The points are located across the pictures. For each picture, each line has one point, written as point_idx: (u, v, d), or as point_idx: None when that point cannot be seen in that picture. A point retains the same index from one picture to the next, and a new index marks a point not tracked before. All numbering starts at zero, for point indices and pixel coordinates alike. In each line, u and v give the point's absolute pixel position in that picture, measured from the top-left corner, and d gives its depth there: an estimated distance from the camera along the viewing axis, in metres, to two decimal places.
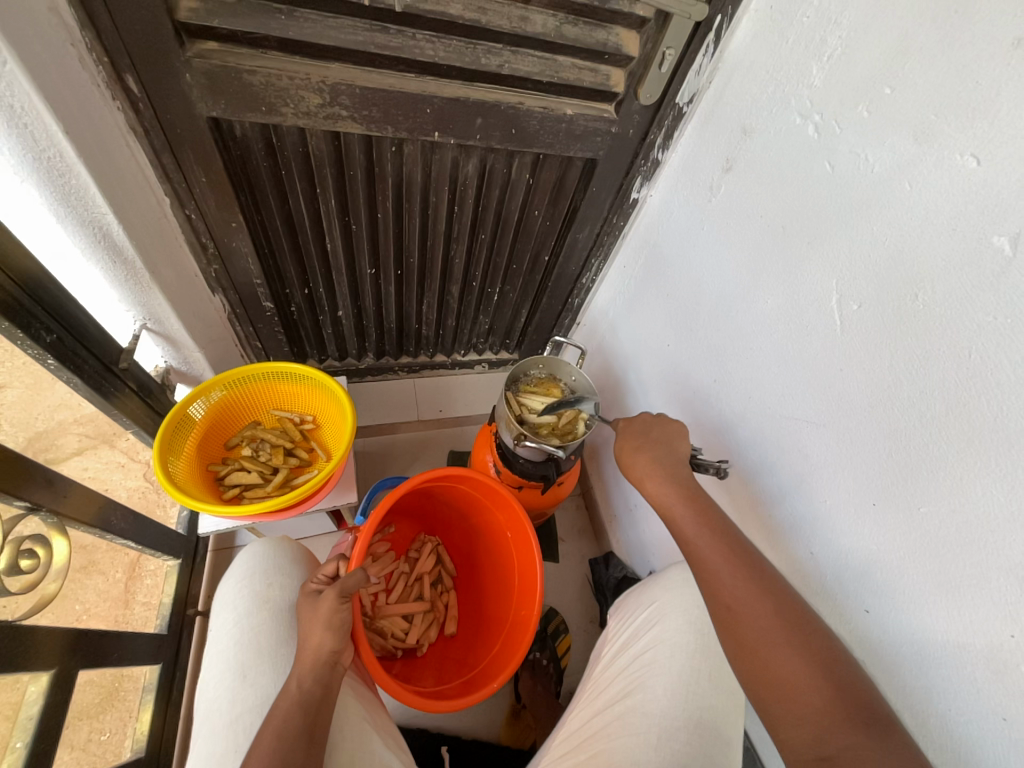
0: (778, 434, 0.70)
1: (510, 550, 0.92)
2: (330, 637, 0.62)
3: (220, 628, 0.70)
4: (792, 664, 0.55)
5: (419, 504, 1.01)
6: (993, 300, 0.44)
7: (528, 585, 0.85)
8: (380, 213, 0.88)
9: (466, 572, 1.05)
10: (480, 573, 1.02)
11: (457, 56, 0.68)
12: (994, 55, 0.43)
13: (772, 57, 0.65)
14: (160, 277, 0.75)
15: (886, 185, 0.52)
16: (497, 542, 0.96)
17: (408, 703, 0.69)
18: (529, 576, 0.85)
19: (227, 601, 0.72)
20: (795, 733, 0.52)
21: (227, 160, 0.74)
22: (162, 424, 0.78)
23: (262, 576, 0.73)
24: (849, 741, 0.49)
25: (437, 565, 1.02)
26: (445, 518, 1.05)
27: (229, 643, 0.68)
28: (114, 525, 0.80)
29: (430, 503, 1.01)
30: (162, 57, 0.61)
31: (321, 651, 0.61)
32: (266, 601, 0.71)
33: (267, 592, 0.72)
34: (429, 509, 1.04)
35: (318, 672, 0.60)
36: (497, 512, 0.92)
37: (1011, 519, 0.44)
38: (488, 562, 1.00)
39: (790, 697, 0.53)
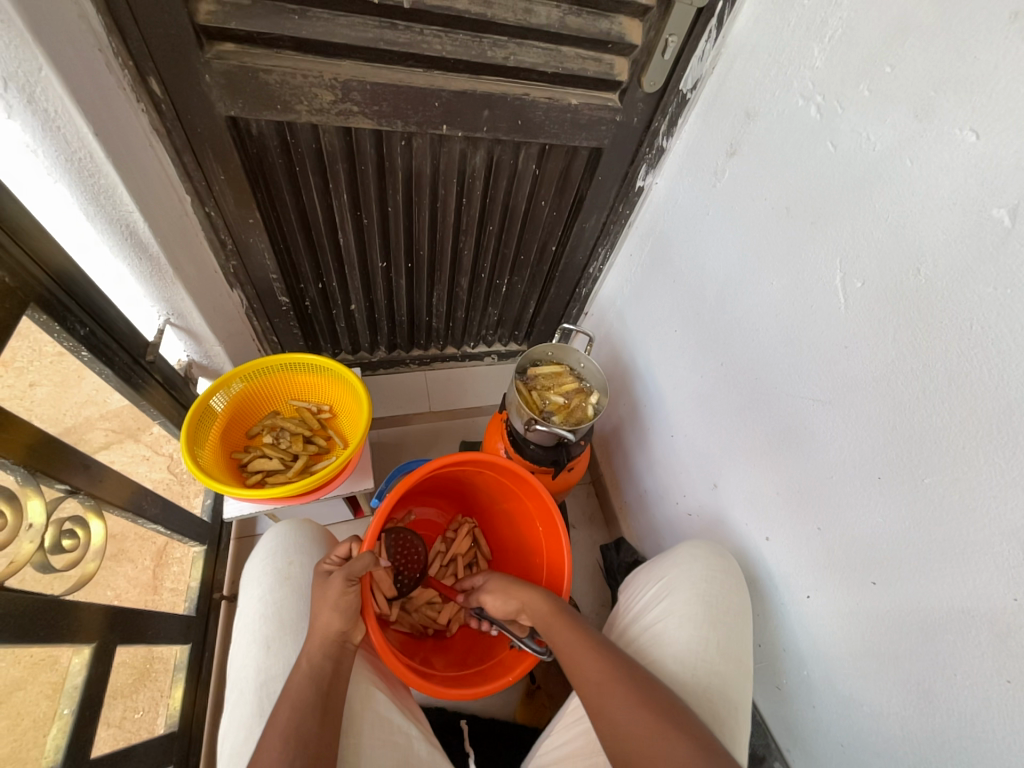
0: (782, 413, 0.71)
1: (540, 540, 0.92)
2: (337, 618, 0.65)
3: (247, 600, 0.73)
4: (659, 733, 0.56)
5: (457, 487, 1.03)
6: (993, 272, 0.45)
7: (557, 574, 0.86)
8: (390, 207, 0.90)
9: (500, 555, 1.06)
10: (510, 556, 1.03)
11: (463, 49, 0.70)
12: (993, 30, 0.43)
13: (775, 40, 0.65)
14: (183, 273, 0.79)
15: (886, 162, 0.53)
16: (527, 531, 0.97)
17: (416, 685, 0.69)
18: (558, 560, 0.86)
19: (253, 575, 0.76)
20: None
21: (244, 158, 0.77)
22: (188, 414, 0.81)
23: (283, 553, 0.76)
24: None
25: (473, 547, 1.04)
26: (480, 501, 1.06)
27: (254, 614, 0.71)
28: (145, 510, 0.83)
29: (462, 486, 1.03)
30: (184, 59, 0.64)
31: (329, 630, 0.64)
32: (288, 577, 0.74)
33: (288, 569, 0.75)
34: (463, 491, 1.06)
35: (327, 649, 0.64)
36: (528, 497, 0.92)
37: (1012, 484, 0.45)
38: (517, 545, 1.01)
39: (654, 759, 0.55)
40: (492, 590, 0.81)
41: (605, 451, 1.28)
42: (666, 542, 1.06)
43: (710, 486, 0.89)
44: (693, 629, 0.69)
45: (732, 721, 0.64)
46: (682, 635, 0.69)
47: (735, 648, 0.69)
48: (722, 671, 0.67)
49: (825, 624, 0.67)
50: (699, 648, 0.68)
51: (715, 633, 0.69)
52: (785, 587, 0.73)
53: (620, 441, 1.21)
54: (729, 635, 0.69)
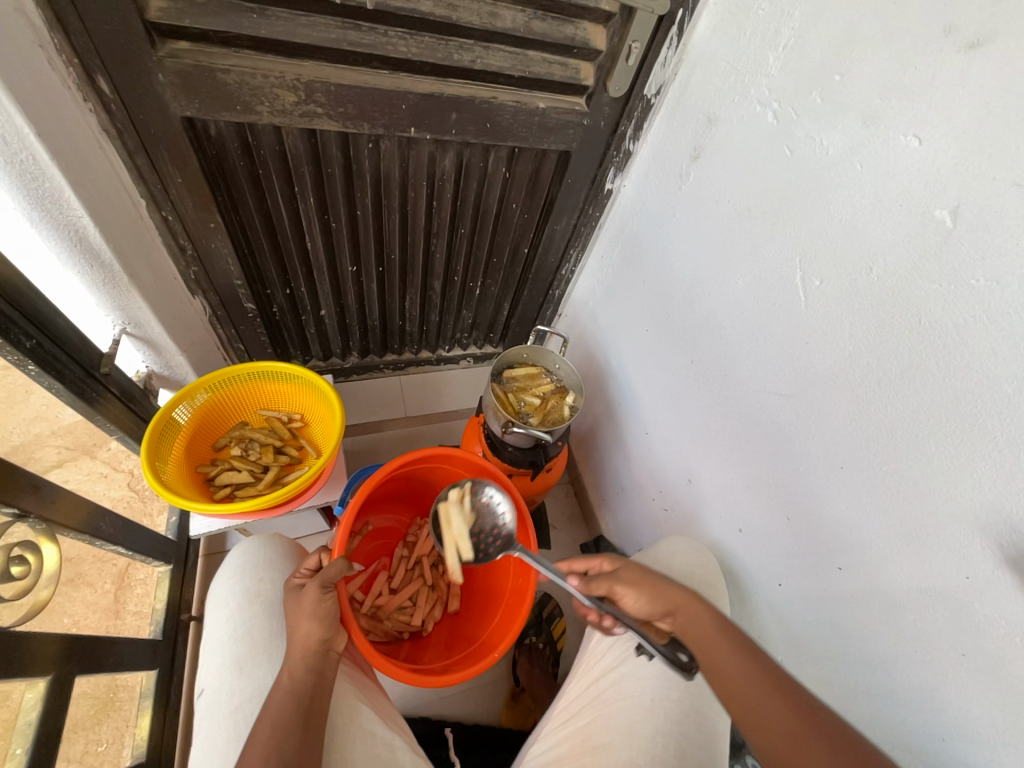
0: (750, 408, 0.73)
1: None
2: (318, 627, 0.63)
3: (214, 625, 0.70)
4: None
5: (415, 490, 1.01)
6: (937, 269, 0.48)
7: (523, 552, 0.86)
8: (359, 210, 0.89)
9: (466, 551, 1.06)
10: (476, 551, 1.03)
11: (429, 51, 0.69)
12: (930, 43, 0.46)
13: (732, 48, 0.68)
14: (140, 281, 0.75)
15: (839, 166, 0.56)
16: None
17: (402, 678, 0.70)
18: (524, 546, 0.87)
19: (219, 599, 0.72)
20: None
21: (203, 160, 0.74)
22: (149, 428, 0.77)
23: (252, 571, 0.74)
24: None
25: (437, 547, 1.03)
26: (439, 500, 1.04)
27: (224, 637, 0.68)
28: (104, 531, 0.79)
29: (420, 487, 1.00)
30: (134, 57, 0.61)
31: (311, 641, 0.62)
32: (258, 596, 0.71)
33: (258, 587, 0.72)
34: (422, 493, 1.03)
35: (309, 661, 0.61)
36: (488, 486, 0.92)
37: (962, 469, 0.48)
38: None
39: None
40: (631, 583, 0.63)
41: (582, 450, 1.29)
42: (643, 538, 1.07)
43: (684, 482, 0.91)
44: None
45: (712, 708, 0.67)
46: None
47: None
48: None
49: (796, 610, 0.70)
50: None
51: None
52: (759, 577, 0.76)
53: (596, 440, 1.23)
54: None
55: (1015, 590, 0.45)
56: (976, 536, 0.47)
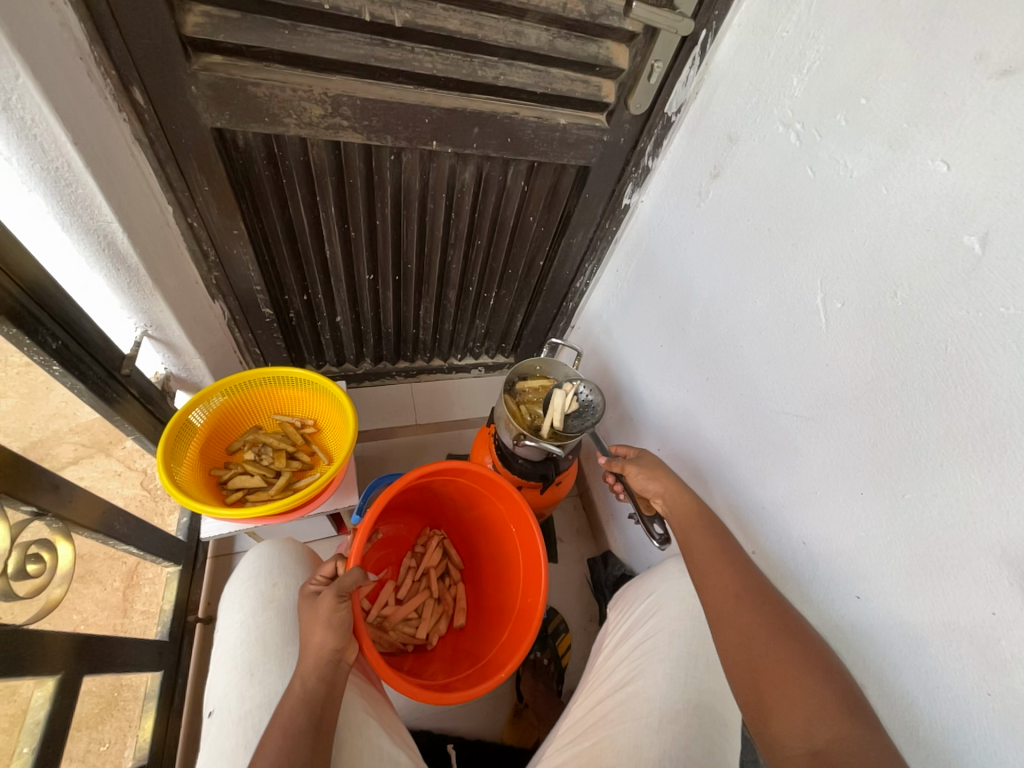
0: (767, 429, 0.72)
1: (514, 543, 0.92)
2: (332, 636, 0.63)
3: (229, 628, 0.70)
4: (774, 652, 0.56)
5: (425, 501, 1.01)
6: (965, 295, 0.47)
7: (533, 570, 0.86)
8: (378, 219, 0.90)
9: (473, 565, 1.05)
10: (484, 567, 1.02)
11: (454, 68, 0.70)
12: (960, 69, 0.46)
13: (756, 69, 0.68)
14: (163, 284, 0.77)
15: (864, 189, 0.56)
16: (501, 536, 0.96)
17: (410, 695, 0.69)
18: (534, 566, 0.86)
19: (234, 601, 0.73)
20: (792, 723, 0.52)
21: (230, 168, 0.76)
22: (166, 430, 0.78)
23: (267, 575, 0.74)
24: (843, 736, 0.49)
25: (444, 559, 1.02)
26: (450, 513, 1.04)
27: (236, 642, 0.68)
28: (117, 531, 0.80)
29: (432, 498, 1.00)
30: (169, 69, 0.62)
31: (324, 650, 0.61)
32: (272, 601, 0.71)
33: (272, 592, 0.72)
34: (433, 505, 1.03)
35: (322, 670, 0.60)
36: (501, 501, 0.91)
37: (989, 500, 0.47)
38: (490, 554, 1.00)
39: (785, 687, 0.54)
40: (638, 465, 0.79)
41: (592, 464, 1.28)
42: (652, 555, 1.06)
43: None
44: (682, 645, 0.69)
45: (722, 738, 0.65)
46: (676, 651, 0.69)
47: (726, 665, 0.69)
48: (713, 687, 0.67)
49: None
50: (694, 661, 0.68)
51: (706, 652, 0.69)
52: None
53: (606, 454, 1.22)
54: (720, 653, 0.69)
55: None
56: (1002, 571, 0.46)
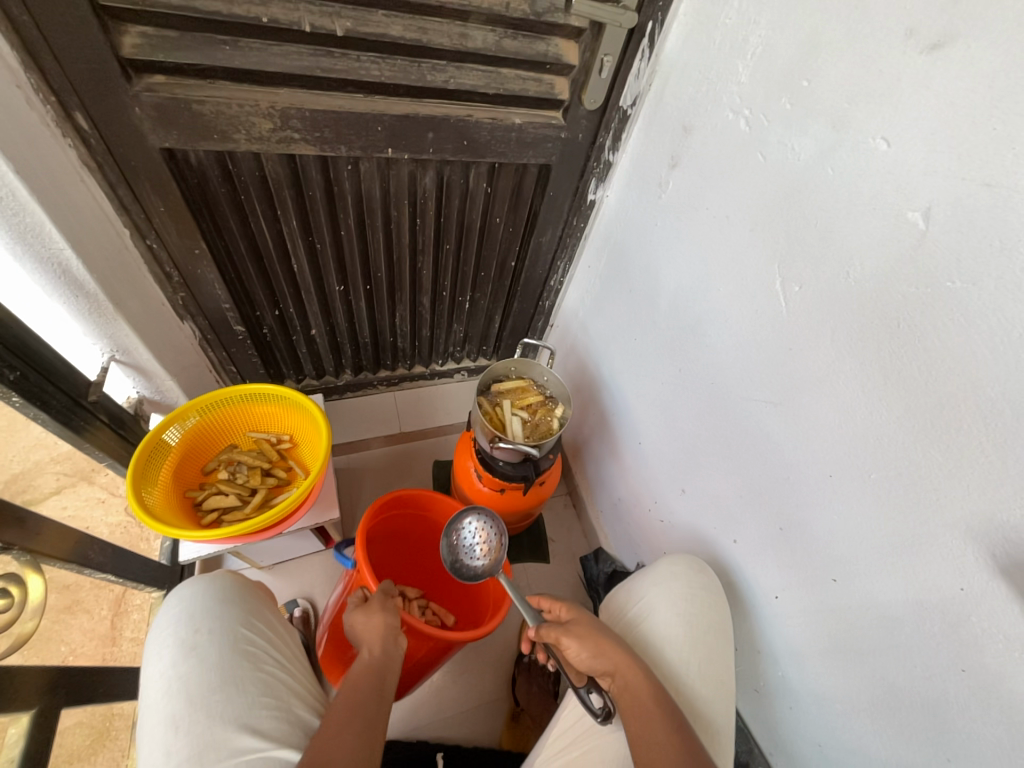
0: (738, 416, 0.72)
1: None
2: (391, 615, 0.70)
3: (147, 685, 0.59)
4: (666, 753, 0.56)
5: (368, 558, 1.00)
6: (913, 272, 0.47)
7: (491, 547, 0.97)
8: (343, 230, 0.90)
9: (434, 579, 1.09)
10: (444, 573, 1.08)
11: (403, 74, 0.70)
12: (892, 45, 0.46)
13: (703, 57, 0.68)
14: (126, 308, 0.76)
15: (811, 172, 0.55)
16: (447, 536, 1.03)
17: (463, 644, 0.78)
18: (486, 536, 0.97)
19: (150, 653, 0.61)
20: None
21: (184, 188, 0.75)
22: (137, 452, 0.78)
23: (187, 621, 0.62)
24: None
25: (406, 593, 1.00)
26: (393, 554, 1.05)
27: (157, 695, 0.57)
28: (92, 559, 0.79)
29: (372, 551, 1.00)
30: (110, 93, 0.62)
31: (387, 624, 0.69)
32: (194, 648, 0.60)
33: (194, 639, 0.60)
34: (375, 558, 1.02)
35: (384, 643, 0.67)
36: (447, 516, 0.99)
37: (948, 475, 0.46)
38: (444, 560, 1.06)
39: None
40: (578, 638, 0.65)
41: (578, 462, 1.28)
42: (641, 549, 1.06)
43: (679, 491, 0.90)
44: (676, 653, 0.67)
45: (715, 748, 0.62)
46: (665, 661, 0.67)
47: (718, 669, 0.67)
48: (706, 694, 0.64)
49: (795, 624, 0.67)
50: (688, 669, 0.66)
51: (696, 657, 0.67)
52: (756, 588, 0.74)
53: (591, 452, 1.22)
54: (711, 657, 0.67)
55: (1012, 603, 0.43)
56: (967, 547, 0.46)
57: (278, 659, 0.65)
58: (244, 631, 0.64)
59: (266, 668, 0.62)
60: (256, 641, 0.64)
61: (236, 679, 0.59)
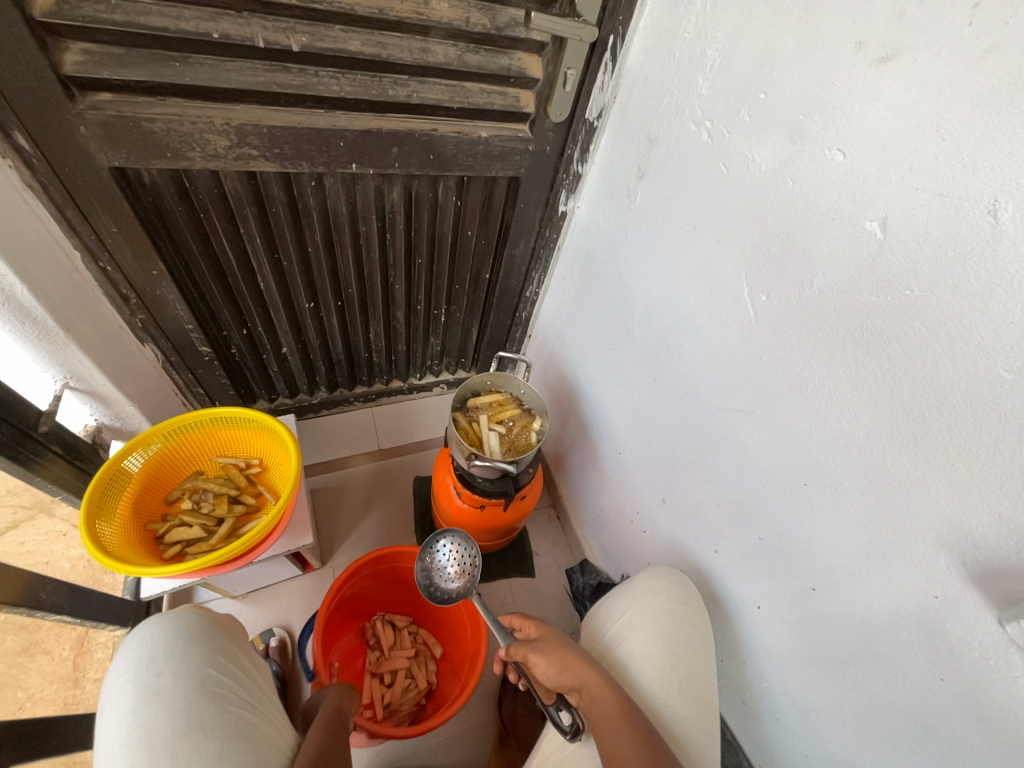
0: (711, 426, 0.72)
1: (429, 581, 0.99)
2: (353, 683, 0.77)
3: (102, 739, 0.52)
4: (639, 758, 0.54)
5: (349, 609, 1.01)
6: (874, 281, 0.47)
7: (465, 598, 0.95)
8: (309, 247, 0.88)
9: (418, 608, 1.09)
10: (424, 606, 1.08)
11: (363, 89, 0.69)
12: (842, 58, 0.46)
13: (664, 70, 0.68)
14: (78, 333, 0.74)
15: (772, 182, 0.56)
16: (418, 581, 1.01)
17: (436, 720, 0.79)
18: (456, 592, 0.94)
19: (105, 705, 0.54)
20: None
21: (138, 208, 0.72)
22: (92, 483, 0.74)
23: (148, 663, 0.56)
24: None
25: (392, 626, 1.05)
26: (372, 597, 1.05)
27: (113, 749, 0.50)
28: (45, 601, 0.74)
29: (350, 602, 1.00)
30: (52, 112, 0.59)
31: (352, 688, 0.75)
32: (156, 694, 0.53)
33: (156, 683, 0.54)
34: (357, 605, 1.03)
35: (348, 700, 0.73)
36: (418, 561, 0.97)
37: (918, 483, 0.46)
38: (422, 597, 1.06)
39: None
40: (544, 650, 0.67)
41: (561, 473, 1.27)
42: (625, 560, 1.05)
43: (659, 502, 0.89)
44: (655, 671, 0.66)
45: None
46: (645, 681, 0.65)
47: (699, 687, 0.65)
48: (685, 716, 0.63)
49: (777, 634, 0.67)
50: (665, 687, 0.65)
51: (677, 676, 0.65)
52: (738, 599, 0.73)
53: (573, 462, 1.21)
54: (692, 673, 0.66)
55: (985, 610, 0.43)
56: (941, 554, 0.46)
57: (248, 701, 0.59)
58: (213, 671, 0.58)
59: (236, 711, 0.56)
60: (225, 682, 0.58)
61: (204, 724, 0.53)
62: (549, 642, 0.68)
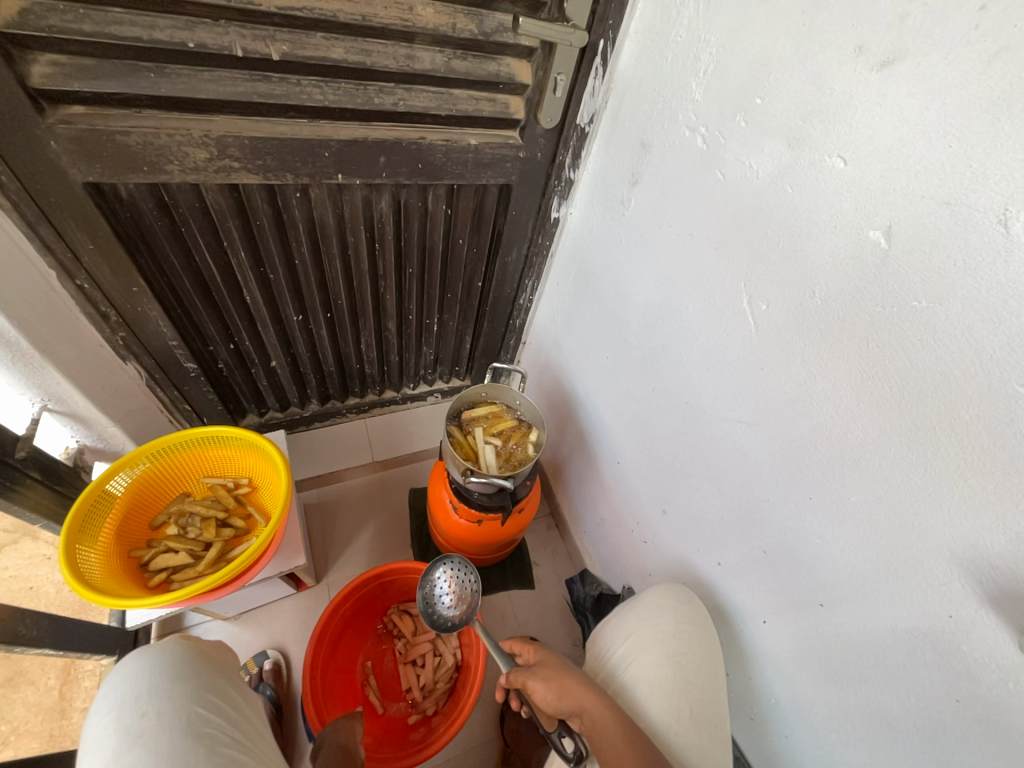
0: (712, 438, 0.71)
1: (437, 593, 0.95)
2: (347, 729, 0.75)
3: None
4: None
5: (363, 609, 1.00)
6: (879, 292, 0.46)
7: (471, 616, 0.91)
8: (296, 259, 0.85)
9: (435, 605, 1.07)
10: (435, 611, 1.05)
11: (348, 98, 0.67)
12: (841, 63, 0.45)
13: (656, 75, 0.67)
14: (55, 354, 0.71)
15: (770, 190, 0.54)
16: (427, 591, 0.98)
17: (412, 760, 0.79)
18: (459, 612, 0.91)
19: (86, 752, 0.51)
20: None
21: (116, 224, 0.70)
22: (75, 507, 0.71)
23: (131, 704, 0.53)
24: None
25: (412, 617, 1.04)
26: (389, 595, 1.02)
27: None
28: (24, 635, 0.71)
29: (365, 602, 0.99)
30: (19, 127, 0.57)
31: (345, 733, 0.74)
32: (140, 736, 0.51)
33: (139, 725, 0.52)
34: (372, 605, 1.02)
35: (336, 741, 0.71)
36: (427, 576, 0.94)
37: (930, 500, 0.45)
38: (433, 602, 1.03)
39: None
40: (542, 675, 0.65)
41: (559, 481, 1.25)
42: (626, 570, 1.03)
43: (660, 513, 0.87)
44: (664, 698, 0.64)
45: None
46: (654, 707, 0.63)
47: (710, 714, 0.63)
48: (696, 742, 0.61)
49: (784, 649, 0.65)
50: (674, 714, 0.62)
51: (687, 703, 0.63)
52: (743, 612, 0.71)
53: (571, 471, 1.19)
54: (702, 698, 0.64)
55: (1002, 631, 0.41)
56: (956, 573, 0.44)
57: (238, 739, 0.56)
58: (199, 710, 0.55)
59: (226, 752, 0.53)
60: (214, 721, 0.55)
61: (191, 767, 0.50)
62: (546, 667, 0.67)
